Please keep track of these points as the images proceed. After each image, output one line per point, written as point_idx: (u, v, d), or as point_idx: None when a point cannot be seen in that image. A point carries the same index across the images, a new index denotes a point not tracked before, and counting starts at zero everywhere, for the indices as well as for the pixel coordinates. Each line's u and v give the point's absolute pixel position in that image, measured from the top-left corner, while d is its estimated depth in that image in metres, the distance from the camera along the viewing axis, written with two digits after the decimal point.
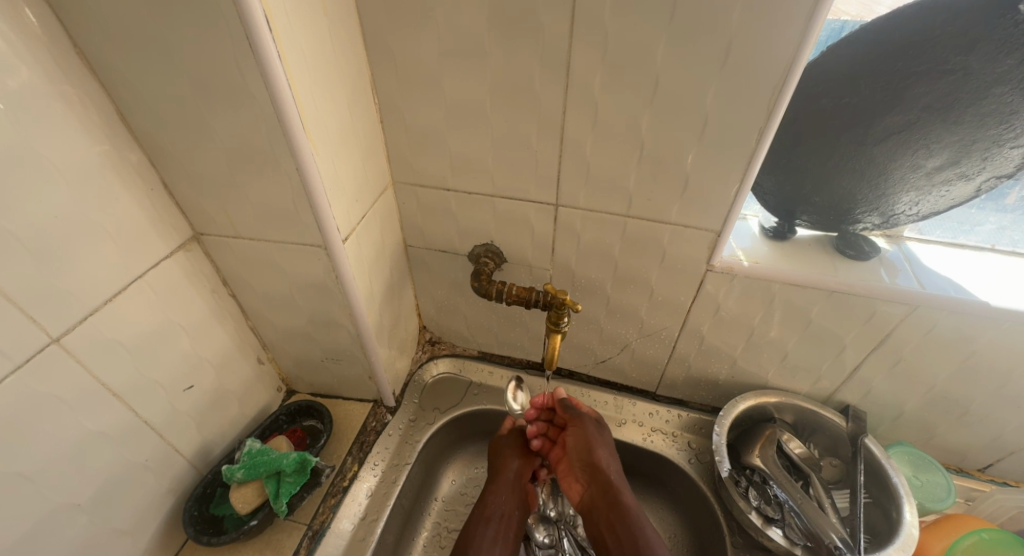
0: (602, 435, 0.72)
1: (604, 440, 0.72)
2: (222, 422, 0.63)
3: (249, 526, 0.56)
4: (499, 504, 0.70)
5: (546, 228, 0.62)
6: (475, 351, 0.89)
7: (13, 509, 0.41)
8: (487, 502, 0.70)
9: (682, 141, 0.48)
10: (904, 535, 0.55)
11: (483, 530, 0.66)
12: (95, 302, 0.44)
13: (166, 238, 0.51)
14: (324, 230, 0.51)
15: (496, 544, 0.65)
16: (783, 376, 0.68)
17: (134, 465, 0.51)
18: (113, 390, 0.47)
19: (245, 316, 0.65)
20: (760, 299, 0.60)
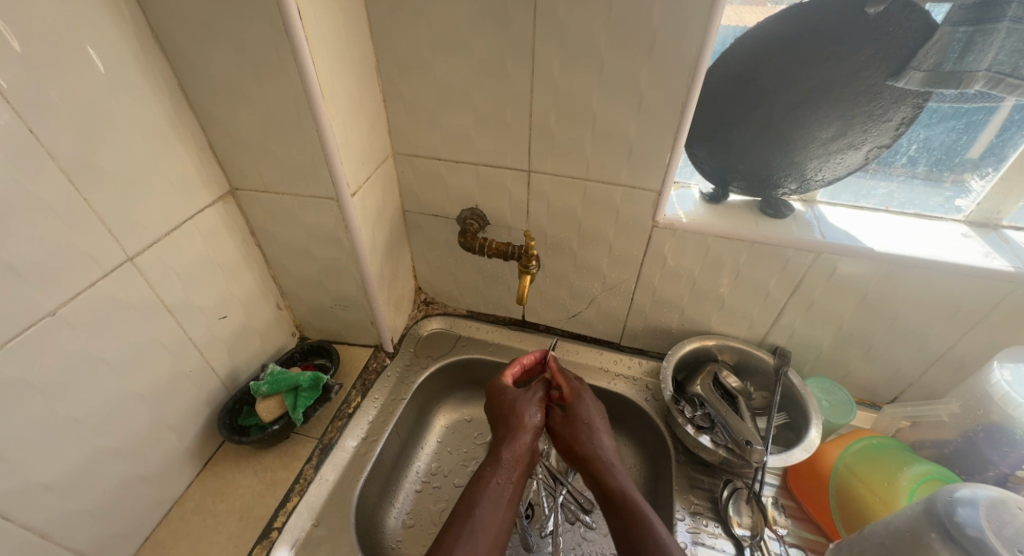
0: (574, 423, 0.70)
1: (584, 433, 0.69)
2: (248, 352, 0.75)
3: (272, 430, 0.68)
4: (510, 457, 0.64)
5: (521, 192, 0.74)
6: (464, 310, 1.01)
7: (100, 387, 0.53)
8: (501, 454, 0.64)
9: (625, 115, 0.60)
10: (808, 440, 0.66)
11: (490, 485, 0.61)
12: (158, 233, 0.56)
13: (209, 189, 0.63)
14: (336, 184, 0.63)
15: (504, 498, 0.60)
16: (724, 323, 0.80)
17: (182, 373, 0.63)
18: (166, 307, 0.59)
19: (267, 264, 0.77)
20: (698, 251, 0.72)
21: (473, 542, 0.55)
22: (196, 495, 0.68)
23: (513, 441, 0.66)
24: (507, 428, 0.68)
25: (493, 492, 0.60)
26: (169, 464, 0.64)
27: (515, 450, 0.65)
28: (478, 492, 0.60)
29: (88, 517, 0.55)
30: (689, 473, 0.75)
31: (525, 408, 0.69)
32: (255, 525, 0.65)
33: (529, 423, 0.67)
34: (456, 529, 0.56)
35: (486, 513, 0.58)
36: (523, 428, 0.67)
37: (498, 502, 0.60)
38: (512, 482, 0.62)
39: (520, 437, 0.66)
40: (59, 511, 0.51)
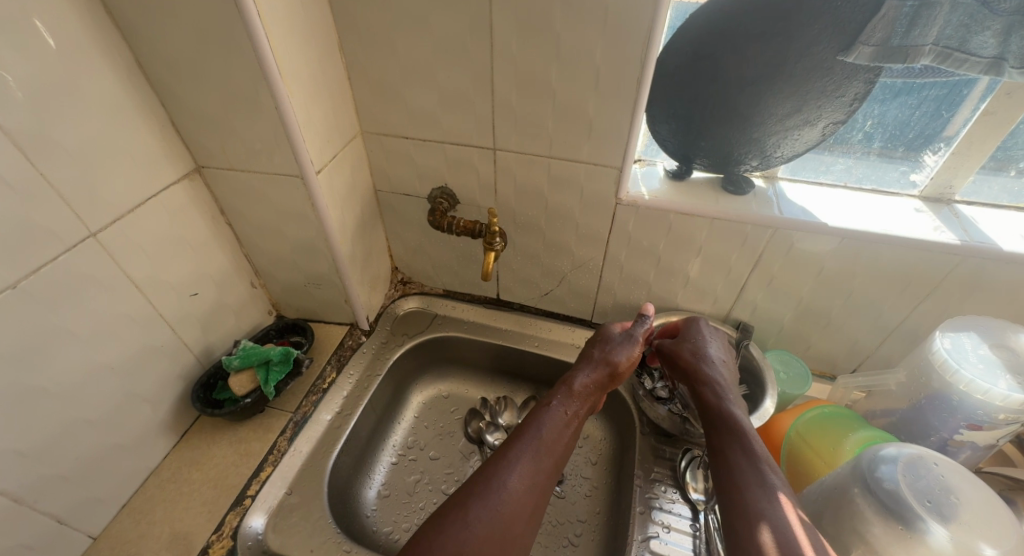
0: (679, 346, 0.67)
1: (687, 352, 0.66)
2: (222, 329, 0.77)
3: (244, 403, 0.71)
4: (582, 388, 0.65)
5: (488, 170, 0.75)
6: (440, 289, 1.03)
7: (68, 359, 0.55)
8: (570, 382, 0.65)
9: (584, 91, 0.61)
10: (762, 409, 0.69)
11: (548, 411, 0.61)
12: (122, 209, 0.57)
13: (174, 166, 0.63)
14: (300, 162, 0.64)
15: (566, 426, 0.60)
16: (689, 299, 0.82)
17: (153, 348, 0.65)
18: (133, 283, 0.60)
19: (239, 242, 0.78)
20: (661, 227, 0.73)
21: (535, 454, 0.56)
22: (172, 465, 0.70)
23: (587, 377, 0.66)
24: (587, 360, 0.69)
25: (562, 414, 0.61)
26: (144, 435, 0.66)
27: (587, 384, 0.66)
28: (544, 411, 0.61)
29: (63, 482, 0.57)
30: (653, 443, 0.78)
31: (611, 344, 0.70)
32: (228, 493, 0.68)
33: (609, 360, 0.67)
34: (521, 440, 0.58)
35: (549, 430, 0.59)
36: (598, 364, 0.68)
37: (564, 423, 0.61)
38: (578, 410, 0.63)
39: (592, 366, 0.67)
40: (33, 476, 0.53)
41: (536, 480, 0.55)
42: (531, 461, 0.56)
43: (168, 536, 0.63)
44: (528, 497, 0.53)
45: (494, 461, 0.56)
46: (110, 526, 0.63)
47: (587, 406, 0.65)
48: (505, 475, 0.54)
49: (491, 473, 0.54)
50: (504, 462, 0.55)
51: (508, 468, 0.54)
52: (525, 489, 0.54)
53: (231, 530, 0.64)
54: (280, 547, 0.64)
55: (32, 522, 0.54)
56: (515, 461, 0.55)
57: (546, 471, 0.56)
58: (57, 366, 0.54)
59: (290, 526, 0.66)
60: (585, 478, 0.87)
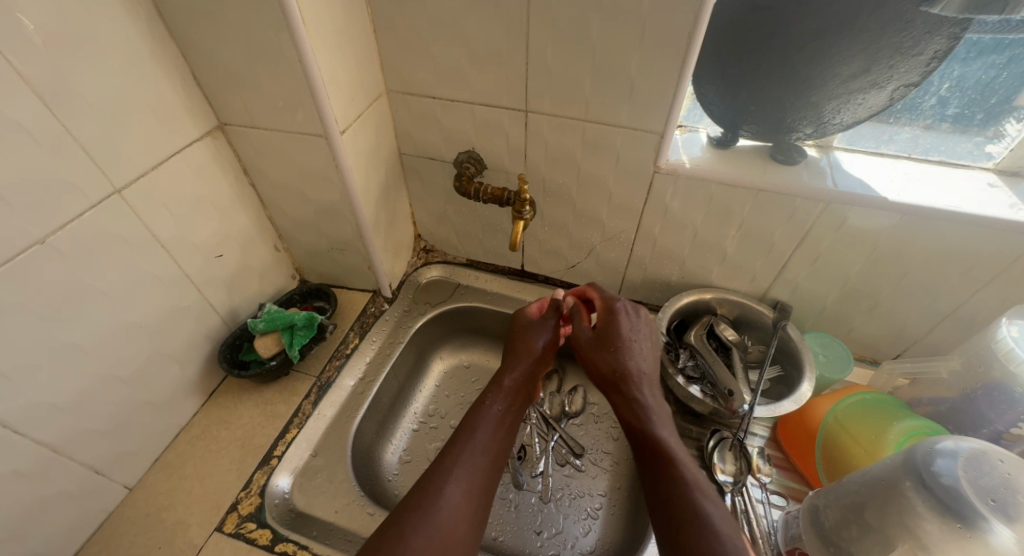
0: (616, 341, 0.63)
1: (614, 353, 0.62)
2: (246, 291, 0.76)
3: (269, 365, 0.71)
4: (513, 385, 0.64)
5: (518, 133, 0.71)
6: (464, 258, 1.01)
7: (99, 316, 0.54)
8: (503, 378, 0.64)
9: (627, 46, 0.56)
10: (799, 393, 0.65)
11: (485, 410, 0.60)
12: (145, 166, 0.56)
13: (196, 123, 0.62)
14: (324, 121, 0.61)
15: (500, 423, 0.60)
16: (725, 276, 0.79)
17: (180, 308, 0.65)
18: (159, 242, 0.59)
19: (263, 205, 0.76)
20: (701, 198, 0.69)
21: (470, 474, 0.54)
22: (201, 423, 0.71)
23: (515, 370, 0.65)
24: (512, 354, 0.68)
25: (493, 417, 0.60)
26: (174, 393, 0.67)
27: (517, 378, 0.65)
28: (479, 420, 0.59)
29: (99, 436, 0.57)
30: (679, 423, 0.76)
31: (530, 336, 0.69)
32: (255, 453, 0.68)
33: (535, 350, 0.67)
34: (457, 458, 0.54)
35: (484, 439, 0.57)
36: (529, 354, 0.67)
37: (496, 425, 0.59)
38: (510, 409, 0.62)
39: (523, 355, 0.67)
40: (70, 430, 0.54)
41: (476, 490, 0.53)
42: (467, 475, 0.53)
43: (198, 491, 0.64)
44: (465, 515, 0.50)
45: (428, 480, 0.52)
46: (143, 479, 0.64)
47: (519, 401, 0.64)
48: (442, 492, 0.51)
49: (429, 491, 0.51)
50: (441, 478, 0.52)
51: (445, 481, 0.52)
52: (462, 498, 0.51)
53: (259, 488, 0.65)
54: (306, 507, 0.65)
55: (71, 473, 0.55)
56: (450, 483, 0.52)
57: (487, 474, 0.55)
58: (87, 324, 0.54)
59: (315, 487, 0.67)
60: (606, 452, 0.87)
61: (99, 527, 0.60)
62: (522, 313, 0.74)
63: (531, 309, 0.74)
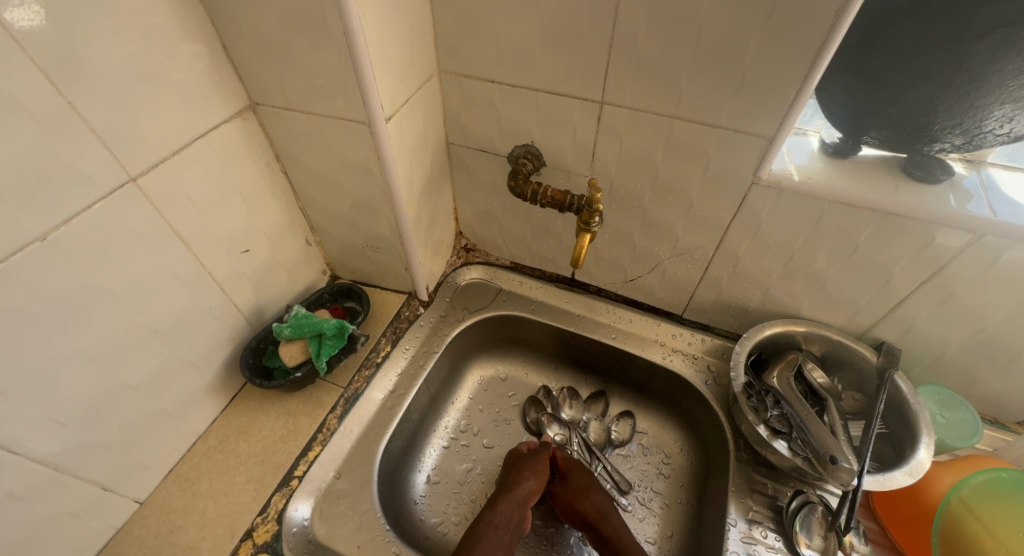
0: (604, 508, 0.66)
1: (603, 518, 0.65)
2: (273, 289, 0.70)
3: (294, 376, 0.64)
4: (507, 513, 0.64)
5: (588, 128, 0.61)
6: (508, 261, 0.92)
7: (112, 319, 0.48)
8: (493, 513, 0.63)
9: (745, 28, 0.45)
10: (913, 463, 0.56)
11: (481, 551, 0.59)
12: (165, 151, 0.49)
13: (225, 102, 0.54)
14: (368, 107, 0.52)
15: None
16: (817, 307, 0.67)
17: (201, 309, 0.58)
18: (179, 237, 0.53)
19: (295, 195, 0.69)
20: (806, 218, 0.57)
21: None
22: (219, 432, 0.65)
23: (513, 498, 0.65)
24: (504, 484, 0.67)
25: (491, 539, 0.60)
26: (192, 400, 0.61)
27: (512, 507, 0.64)
28: (473, 547, 0.59)
29: (106, 450, 0.51)
30: (749, 474, 0.66)
31: (524, 472, 0.68)
32: (275, 471, 0.62)
33: (523, 489, 0.66)
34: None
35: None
36: (517, 491, 0.66)
37: (491, 553, 0.59)
38: (505, 536, 0.62)
39: (513, 495, 0.65)
40: (75, 445, 0.48)
41: None
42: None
43: (212, 511, 0.58)
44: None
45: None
46: (155, 492, 0.59)
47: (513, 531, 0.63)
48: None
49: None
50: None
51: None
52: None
53: (277, 513, 0.58)
54: (328, 538, 0.58)
55: (76, 491, 0.49)
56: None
57: None
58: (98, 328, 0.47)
59: (337, 515, 0.60)
60: (656, 492, 0.76)
61: (106, 545, 0.54)
62: (516, 447, 0.73)
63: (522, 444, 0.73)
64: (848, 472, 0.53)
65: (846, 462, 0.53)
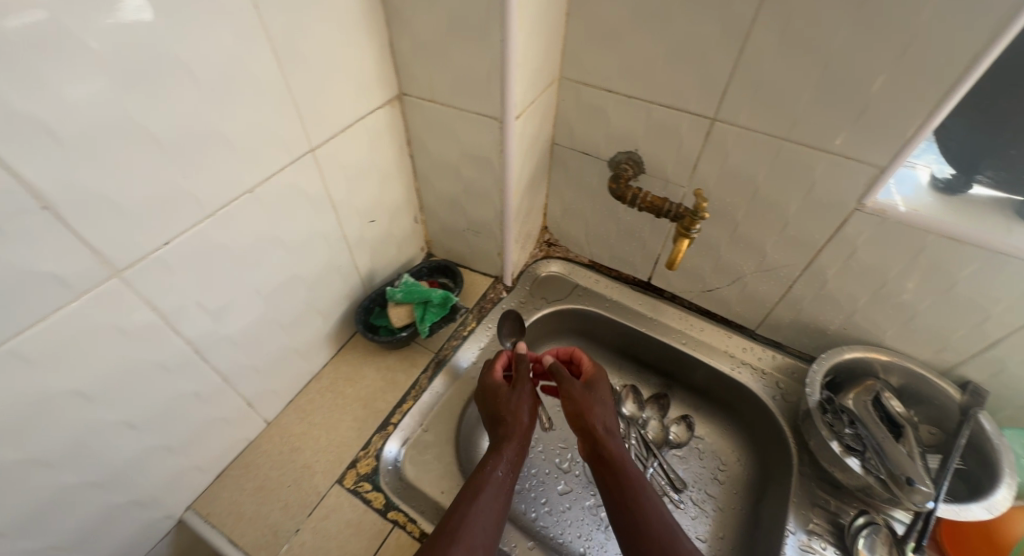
0: (588, 394, 0.65)
1: (591, 405, 0.63)
2: (384, 257, 0.78)
3: (400, 335, 0.73)
4: (513, 454, 0.58)
5: (695, 142, 0.65)
6: (586, 259, 0.96)
7: (278, 263, 0.57)
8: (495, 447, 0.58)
9: (875, 62, 0.48)
10: (993, 499, 0.57)
11: (479, 493, 0.52)
12: (335, 128, 0.57)
13: (381, 90, 0.62)
14: (505, 105, 0.59)
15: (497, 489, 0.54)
16: (902, 338, 0.68)
17: (333, 266, 0.67)
18: (331, 201, 0.62)
19: (414, 175, 0.77)
20: (905, 248, 0.59)
21: (472, 533, 0.49)
22: (328, 375, 0.74)
23: (514, 439, 0.59)
24: (500, 425, 0.61)
25: (495, 484, 0.54)
26: (313, 344, 0.71)
27: (515, 447, 0.59)
28: (482, 485, 0.53)
29: (254, 373, 0.61)
30: (811, 487, 0.68)
31: (519, 402, 0.63)
32: (375, 416, 0.71)
33: (522, 425, 0.61)
34: (461, 529, 0.49)
35: (489, 500, 0.52)
36: (516, 426, 0.60)
37: (499, 491, 0.54)
38: (511, 466, 0.57)
39: (509, 431, 0.60)
40: (238, 363, 0.58)
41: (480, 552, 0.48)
42: (475, 533, 0.49)
43: (324, 440, 0.67)
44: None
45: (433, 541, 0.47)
46: (279, 417, 0.69)
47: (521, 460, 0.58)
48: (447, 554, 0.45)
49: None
50: (448, 538, 0.47)
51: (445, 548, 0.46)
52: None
53: (375, 451, 0.67)
54: (416, 479, 0.66)
55: (231, 402, 0.59)
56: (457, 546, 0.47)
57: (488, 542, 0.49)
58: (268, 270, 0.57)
59: (425, 462, 0.68)
60: (709, 495, 0.79)
61: (240, 453, 0.65)
62: (493, 382, 0.66)
63: (495, 370, 0.69)
64: (924, 494, 0.56)
65: (922, 484, 0.56)
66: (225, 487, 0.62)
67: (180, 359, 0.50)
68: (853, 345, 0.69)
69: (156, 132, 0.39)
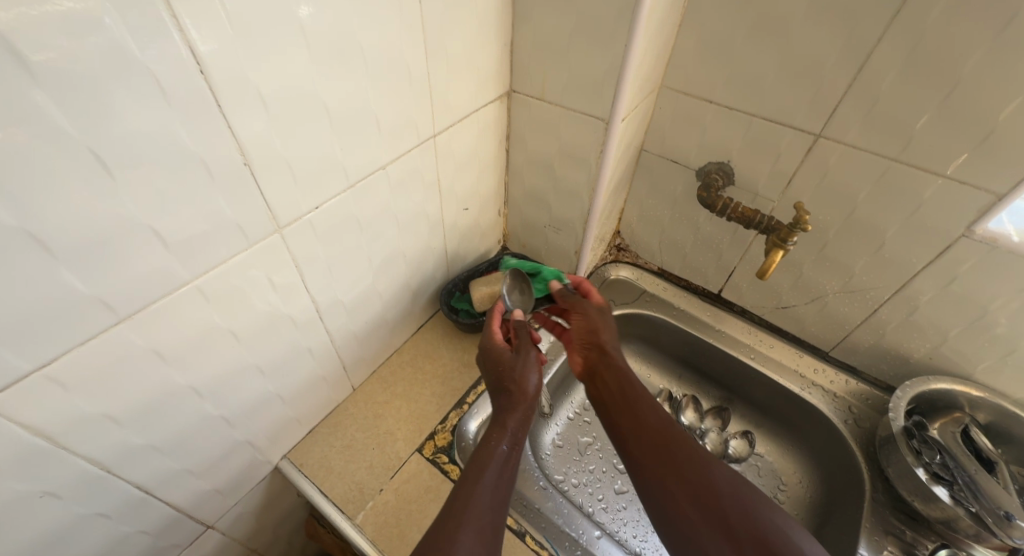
0: (613, 355, 0.63)
1: (612, 360, 0.62)
2: (468, 245, 0.82)
3: (483, 319, 0.77)
4: (518, 422, 0.54)
5: (794, 157, 0.66)
6: (656, 266, 0.97)
7: (390, 238, 0.62)
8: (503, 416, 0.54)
9: (1008, 88, 0.48)
10: None
11: (492, 456, 0.50)
12: (455, 118, 0.61)
13: (495, 86, 0.66)
14: (615, 108, 0.62)
15: (511, 458, 0.50)
16: (993, 374, 0.66)
17: (428, 247, 0.71)
18: (438, 186, 0.66)
19: (506, 169, 0.81)
20: (1012, 280, 0.58)
21: (481, 512, 0.44)
22: (407, 351, 0.78)
23: (517, 411, 0.55)
24: (504, 399, 0.56)
25: (499, 458, 0.49)
26: (400, 319, 0.75)
27: (521, 420, 0.54)
28: (484, 462, 0.48)
29: (354, 338, 0.65)
30: (884, 516, 0.67)
31: (521, 368, 0.59)
32: (452, 394, 0.74)
33: (531, 395, 0.57)
34: (468, 509, 0.44)
35: (495, 477, 0.48)
36: (524, 399, 0.56)
37: (505, 465, 0.49)
38: (519, 442, 0.52)
39: (518, 396, 0.56)
40: (344, 328, 0.62)
41: (492, 521, 0.44)
42: (482, 511, 0.44)
43: (405, 411, 0.71)
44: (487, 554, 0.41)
45: (437, 528, 0.42)
46: (364, 384, 0.73)
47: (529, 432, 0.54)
48: (456, 536, 0.40)
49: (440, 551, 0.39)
50: (453, 521, 0.42)
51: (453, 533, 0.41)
52: (478, 539, 0.41)
53: (452, 426, 0.70)
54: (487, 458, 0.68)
55: (332, 363, 0.64)
56: (464, 529, 0.41)
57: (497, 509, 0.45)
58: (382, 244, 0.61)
59: None
60: None
61: (329, 413, 0.69)
62: (495, 345, 0.62)
63: (498, 337, 0.64)
64: (1022, 530, 0.56)
65: (1021, 520, 0.56)
66: (315, 443, 0.66)
67: (305, 316, 0.54)
68: (940, 376, 0.68)
69: (332, 105, 0.43)
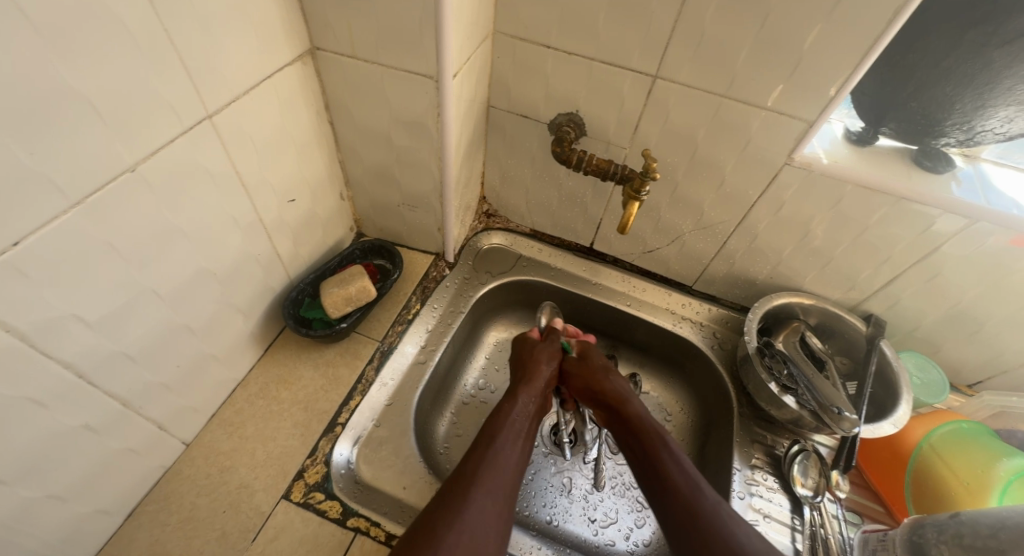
0: (591, 364, 0.70)
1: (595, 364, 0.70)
2: (309, 242, 0.69)
3: (340, 327, 0.66)
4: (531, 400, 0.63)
5: (636, 101, 0.64)
6: (528, 228, 0.92)
7: (181, 255, 0.47)
8: (518, 394, 0.63)
9: (807, 17, 0.49)
10: (897, 414, 0.66)
11: (512, 424, 0.59)
12: (237, 91, 0.47)
13: (290, 45, 0.53)
14: (440, 63, 0.53)
15: (518, 441, 0.57)
16: (820, 282, 0.75)
17: (250, 256, 0.58)
18: (241, 180, 0.52)
19: (336, 145, 0.68)
20: (827, 200, 0.63)
21: (499, 477, 0.52)
22: (257, 381, 0.65)
23: (529, 385, 0.65)
24: (523, 375, 0.67)
25: (513, 430, 0.58)
26: (234, 348, 0.61)
27: (531, 393, 0.64)
28: (499, 431, 0.57)
29: (164, 390, 0.51)
30: (751, 427, 0.74)
31: (542, 360, 0.69)
32: (320, 418, 0.63)
33: (543, 373, 0.67)
34: (481, 473, 0.52)
35: (508, 450, 0.55)
36: (538, 378, 0.66)
37: (515, 438, 0.57)
38: (529, 419, 0.61)
39: (537, 381, 0.66)
40: (140, 383, 0.47)
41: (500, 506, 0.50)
42: (493, 481, 0.51)
43: (262, 454, 0.59)
44: (494, 521, 0.48)
45: (450, 492, 0.50)
46: (201, 435, 0.59)
47: (536, 407, 0.63)
48: (469, 500, 0.48)
49: (455, 504, 0.48)
50: (470, 485, 0.50)
51: (471, 489, 0.50)
52: (493, 503, 0.50)
53: (324, 457, 0.60)
54: (373, 479, 0.60)
55: (137, 429, 0.49)
56: (477, 492, 0.49)
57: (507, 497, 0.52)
58: (172, 266, 0.47)
59: (380, 459, 0.62)
60: None
61: (156, 484, 0.55)
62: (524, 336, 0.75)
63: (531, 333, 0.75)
64: (850, 421, 0.63)
65: (848, 412, 0.63)
66: (141, 528, 0.52)
67: (58, 388, 0.39)
68: (781, 294, 0.75)
69: None
